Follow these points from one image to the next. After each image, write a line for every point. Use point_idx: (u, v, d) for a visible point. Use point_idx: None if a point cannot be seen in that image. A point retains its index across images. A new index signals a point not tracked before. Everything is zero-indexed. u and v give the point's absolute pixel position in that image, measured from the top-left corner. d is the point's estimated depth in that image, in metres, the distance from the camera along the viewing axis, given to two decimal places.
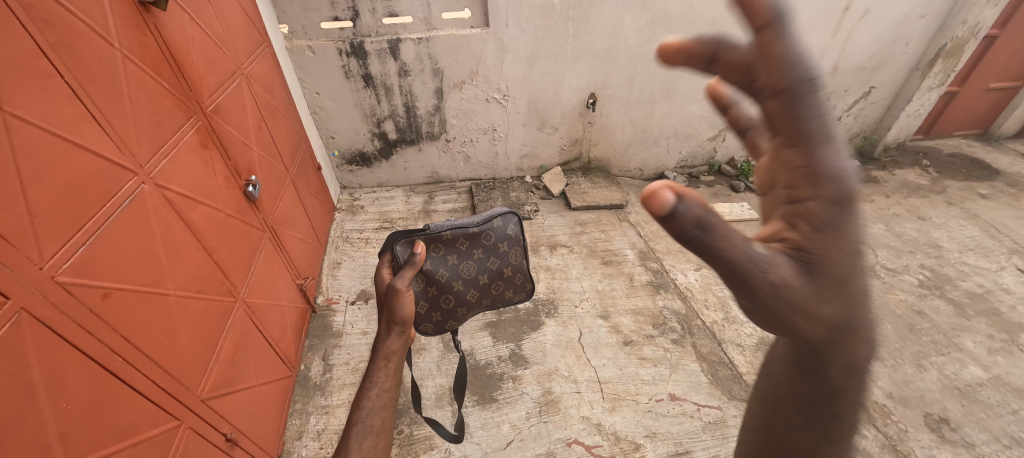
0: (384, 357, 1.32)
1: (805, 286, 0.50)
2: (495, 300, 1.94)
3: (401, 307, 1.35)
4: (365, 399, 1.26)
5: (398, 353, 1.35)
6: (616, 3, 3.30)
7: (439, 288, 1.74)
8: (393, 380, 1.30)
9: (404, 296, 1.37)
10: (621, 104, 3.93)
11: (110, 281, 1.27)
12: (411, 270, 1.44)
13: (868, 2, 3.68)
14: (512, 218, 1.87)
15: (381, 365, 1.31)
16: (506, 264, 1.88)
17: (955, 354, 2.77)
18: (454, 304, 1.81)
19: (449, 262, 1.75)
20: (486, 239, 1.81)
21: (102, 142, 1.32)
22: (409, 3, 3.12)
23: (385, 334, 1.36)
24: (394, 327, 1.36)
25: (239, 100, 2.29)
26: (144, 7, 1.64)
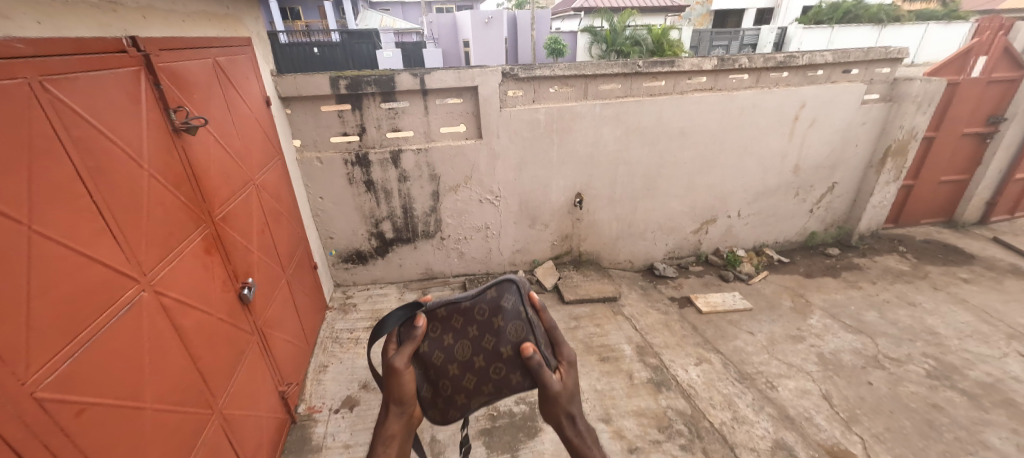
0: (384, 441, 1.43)
1: (566, 393, 1.46)
2: (505, 390, 1.58)
3: (402, 388, 1.49)
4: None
5: (398, 436, 1.47)
6: (594, 117, 3.78)
7: (435, 370, 1.63)
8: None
9: (403, 376, 1.49)
10: (607, 202, 4.23)
11: (88, 395, 1.23)
12: (410, 346, 1.54)
13: (813, 113, 4.26)
14: (510, 287, 1.63)
15: (381, 450, 1.41)
16: (505, 345, 1.55)
17: (985, 453, 2.57)
18: (453, 391, 1.61)
19: (444, 343, 1.63)
20: (480, 314, 1.63)
21: (113, 253, 1.40)
22: (412, 120, 3.56)
23: (385, 417, 1.49)
24: (393, 408, 1.50)
25: (247, 208, 2.46)
26: (176, 133, 1.87)
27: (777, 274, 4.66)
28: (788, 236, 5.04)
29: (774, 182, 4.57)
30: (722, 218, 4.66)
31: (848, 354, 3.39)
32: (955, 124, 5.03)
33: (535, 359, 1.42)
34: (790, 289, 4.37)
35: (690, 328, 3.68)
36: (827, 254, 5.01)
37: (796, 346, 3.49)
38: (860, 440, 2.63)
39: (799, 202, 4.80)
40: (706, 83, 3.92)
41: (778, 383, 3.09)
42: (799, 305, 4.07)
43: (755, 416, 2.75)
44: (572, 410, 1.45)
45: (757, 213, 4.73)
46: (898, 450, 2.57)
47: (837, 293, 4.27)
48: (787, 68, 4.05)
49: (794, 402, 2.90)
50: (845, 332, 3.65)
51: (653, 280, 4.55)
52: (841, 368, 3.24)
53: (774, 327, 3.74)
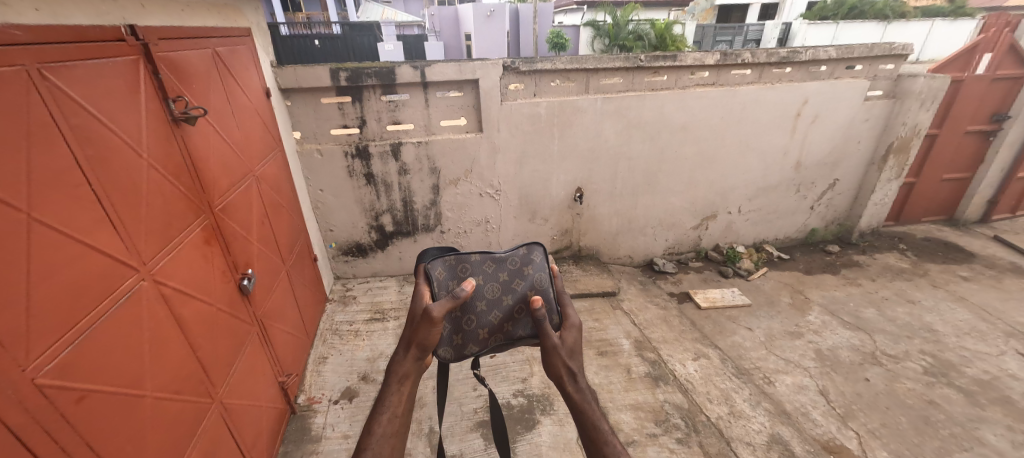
0: (399, 380, 1.40)
1: (565, 348, 1.50)
2: (524, 330, 1.71)
3: (429, 335, 1.44)
4: (376, 423, 1.29)
5: (411, 377, 1.42)
6: (595, 112, 3.76)
7: (462, 306, 1.68)
8: (405, 406, 1.34)
9: (436, 326, 1.44)
10: (607, 197, 4.22)
11: (88, 382, 1.24)
12: (450, 302, 1.46)
13: (816, 109, 4.23)
14: (540, 247, 1.85)
15: (395, 388, 1.37)
16: (531, 289, 1.73)
17: (979, 449, 2.58)
18: (476, 327, 1.69)
19: (475, 282, 1.72)
20: (511, 261, 1.78)
21: (112, 243, 1.40)
22: (412, 113, 3.54)
23: (400, 355, 1.45)
24: (414, 350, 1.45)
25: (247, 199, 2.46)
26: (176, 123, 1.87)
27: (777, 270, 4.67)
28: (789, 233, 5.04)
29: (775, 179, 4.56)
30: (723, 214, 4.66)
31: (846, 351, 3.40)
32: (959, 121, 5.00)
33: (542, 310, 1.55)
34: (789, 286, 4.38)
35: (689, 324, 3.70)
36: (827, 251, 5.01)
37: (794, 342, 3.50)
38: (855, 436, 2.65)
39: (801, 198, 4.80)
40: (709, 77, 3.89)
41: (775, 378, 3.10)
42: (798, 302, 4.08)
43: (752, 411, 2.77)
44: (571, 365, 1.45)
45: (757, 209, 4.72)
46: (893, 446, 2.59)
47: (836, 290, 4.27)
48: (790, 64, 4.01)
49: (791, 398, 2.92)
50: (843, 329, 3.66)
51: (653, 276, 4.55)
52: (839, 364, 3.25)
53: (772, 323, 3.75)
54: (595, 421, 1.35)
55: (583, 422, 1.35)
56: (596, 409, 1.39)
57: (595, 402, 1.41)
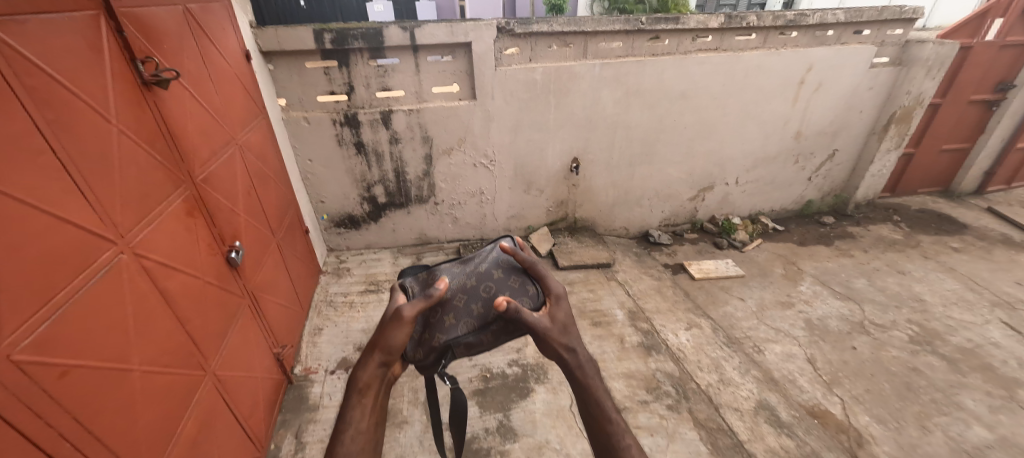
0: (360, 392, 1.39)
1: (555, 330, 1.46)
2: (495, 310, 1.63)
3: (393, 338, 1.46)
4: (338, 443, 1.29)
5: (373, 386, 1.42)
6: (593, 78, 3.61)
7: (426, 301, 1.69)
8: (369, 420, 1.36)
9: (403, 326, 1.47)
10: (604, 168, 4.14)
11: (71, 357, 1.21)
12: (422, 302, 1.51)
13: (820, 76, 4.09)
14: (499, 231, 1.96)
15: (357, 402, 1.37)
16: (494, 267, 1.75)
17: (957, 414, 2.68)
18: (442, 315, 1.64)
19: (437, 277, 1.77)
20: (473, 250, 1.85)
21: (84, 214, 1.34)
22: (402, 79, 3.38)
23: (364, 364, 1.45)
24: (377, 356, 1.46)
25: (231, 169, 2.37)
26: (146, 86, 1.75)
27: (771, 242, 4.68)
28: (785, 204, 5.02)
29: (775, 149, 4.48)
30: (720, 185, 4.61)
31: (835, 320, 3.46)
32: (963, 91, 4.89)
33: (511, 306, 1.39)
34: (783, 257, 4.40)
35: (682, 294, 3.73)
36: (821, 223, 5.02)
37: (784, 312, 3.55)
38: (839, 401, 2.73)
39: (799, 169, 4.74)
40: (712, 42, 3.72)
41: (765, 347, 3.17)
42: (790, 273, 4.11)
43: (741, 379, 2.84)
44: (570, 345, 1.46)
45: (755, 180, 4.67)
46: (875, 411, 2.68)
47: (828, 261, 4.30)
48: (796, 28, 3.84)
49: (780, 365, 3.00)
50: (834, 299, 3.71)
51: (647, 247, 4.56)
52: (827, 333, 3.32)
53: (764, 294, 3.80)
54: (599, 398, 1.42)
55: (587, 398, 1.42)
56: (601, 384, 1.44)
57: (597, 374, 1.45)
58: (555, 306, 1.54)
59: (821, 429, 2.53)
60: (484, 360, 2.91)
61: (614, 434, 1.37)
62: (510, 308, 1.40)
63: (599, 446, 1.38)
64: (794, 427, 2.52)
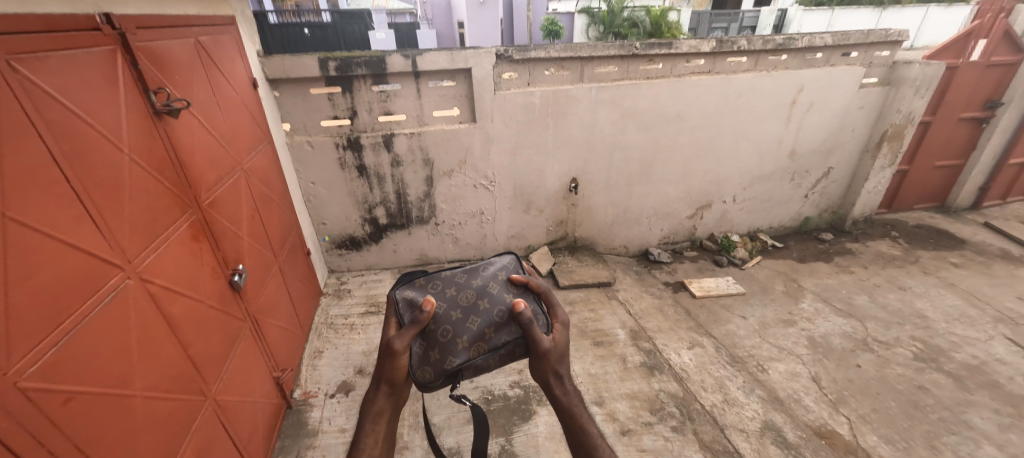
0: (372, 419, 1.45)
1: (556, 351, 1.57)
2: (507, 335, 1.64)
3: (395, 370, 1.50)
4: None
5: (385, 414, 1.47)
6: (590, 101, 3.71)
7: (435, 319, 1.65)
8: (381, 446, 1.40)
9: (400, 358, 1.50)
10: (602, 187, 4.20)
11: (74, 383, 1.22)
12: (414, 328, 1.53)
13: (811, 96, 4.21)
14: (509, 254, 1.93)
15: (369, 429, 1.43)
16: (506, 291, 1.73)
17: (967, 432, 2.64)
18: (453, 337, 1.62)
19: (446, 294, 1.72)
20: (484, 270, 1.80)
21: (94, 240, 1.37)
22: (404, 103, 3.48)
23: (373, 395, 1.50)
24: (384, 387, 1.51)
25: (235, 193, 2.41)
26: (158, 115, 1.81)
27: (771, 259, 4.69)
28: (783, 221, 5.06)
29: (770, 167, 4.55)
30: (717, 203, 4.66)
31: (838, 337, 3.44)
32: (952, 108, 5.01)
33: (526, 315, 1.50)
34: (783, 274, 4.41)
35: (684, 312, 3.73)
36: (820, 239, 5.05)
37: (787, 330, 3.54)
38: (846, 421, 2.69)
39: (795, 187, 4.80)
40: (704, 65, 3.85)
41: (769, 365, 3.14)
42: (791, 290, 4.11)
43: (745, 399, 2.80)
44: (559, 368, 1.55)
45: (752, 198, 4.73)
46: (883, 430, 2.64)
47: (829, 277, 4.30)
48: (786, 51, 3.97)
49: (784, 384, 2.97)
50: (836, 316, 3.70)
51: (647, 266, 4.57)
52: (831, 351, 3.29)
53: (766, 311, 3.78)
54: (584, 424, 1.46)
55: (573, 424, 1.47)
56: (585, 413, 1.50)
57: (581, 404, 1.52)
58: (557, 333, 1.62)
59: (829, 450, 2.48)
60: (485, 381, 2.88)
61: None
62: (524, 313, 1.51)
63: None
64: (801, 448, 2.47)
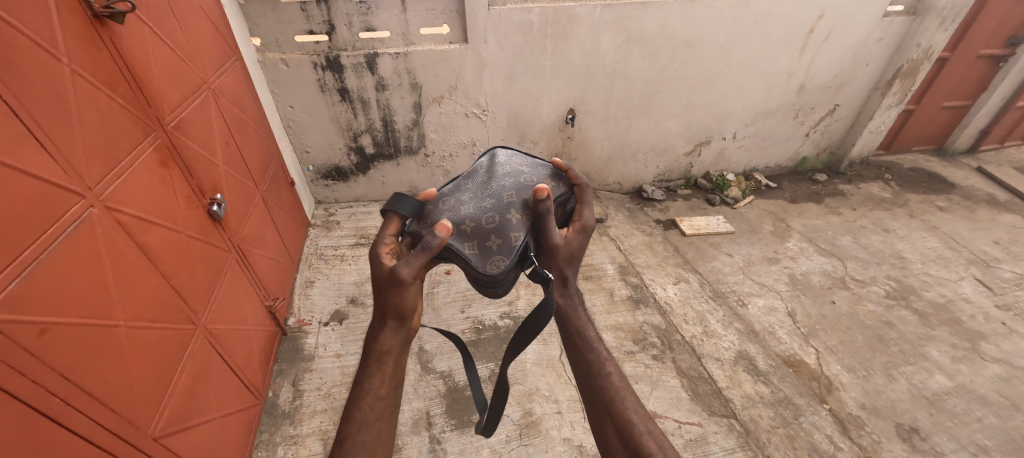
0: (378, 359, 1.27)
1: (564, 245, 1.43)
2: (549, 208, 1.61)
3: (402, 300, 1.28)
4: (357, 409, 1.20)
5: (394, 351, 1.30)
6: (593, 22, 3.36)
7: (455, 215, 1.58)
8: (390, 385, 1.25)
9: (407, 288, 1.27)
10: (600, 120, 3.99)
11: (50, 315, 1.18)
12: (421, 257, 1.26)
13: (831, 25, 3.87)
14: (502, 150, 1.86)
15: (375, 370, 1.26)
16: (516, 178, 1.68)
17: (922, 363, 2.87)
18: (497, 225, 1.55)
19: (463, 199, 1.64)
20: (481, 171, 1.77)
21: (45, 165, 1.24)
22: (387, 17, 3.09)
23: (379, 333, 1.31)
24: (392, 321, 1.32)
25: (205, 115, 2.20)
26: (99, 19, 1.55)
27: (762, 199, 4.69)
28: (780, 161, 4.98)
29: (775, 103, 4.34)
30: (717, 140, 4.51)
31: (818, 275, 3.58)
32: (974, 44, 4.70)
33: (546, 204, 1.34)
34: (773, 214, 4.44)
35: (672, 250, 3.78)
36: (814, 180, 5.02)
37: (770, 267, 3.65)
38: (815, 352, 2.90)
39: (798, 124, 4.63)
40: None
41: (749, 300, 3.29)
42: (779, 230, 4.17)
43: (723, 331, 2.96)
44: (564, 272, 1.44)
45: (752, 135, 4.57)
46: (847, 360, 2.86)
47: (817, 218, 4.35)
48: None
49: (761, 318, 3.13)
50: (819, 255, 3.81)
51: (640, 203, 4.54)
52: (809, 288, 3.44)
53: (752, 250, 3.86)
54: (582, 327, 1.37)
55: (571, 328, 1.38)
56: (583, 316, 1.40)
57: (582, 307, 1.42)
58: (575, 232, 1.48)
59: (795, 377, 2.70)
60: (477, 312, 2.97)
61: (593, 362, 1.31)
62: (544, 203, 1.35)
63: (582, 376, 1.32)
64: (769, 375, 2.67)
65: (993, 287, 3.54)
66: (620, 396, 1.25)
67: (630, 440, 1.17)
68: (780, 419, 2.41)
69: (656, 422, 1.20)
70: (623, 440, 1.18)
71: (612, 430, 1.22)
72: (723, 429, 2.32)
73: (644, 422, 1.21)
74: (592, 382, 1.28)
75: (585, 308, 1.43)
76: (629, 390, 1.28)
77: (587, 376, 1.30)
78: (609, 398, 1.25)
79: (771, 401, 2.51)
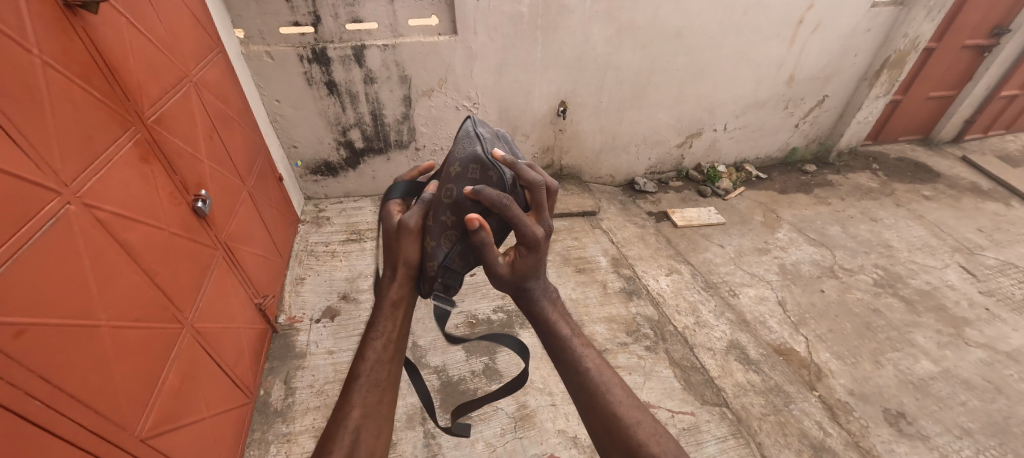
0: (388, 306, 1.30)
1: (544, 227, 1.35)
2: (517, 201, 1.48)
3: (410, 248, 1.37)
4: (367, 349, 1.22)
5: (404, 299, 1.33)
6: (584, 13, 3.32)
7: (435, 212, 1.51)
8: (399, 330, 1.27)
9: (413, 237, 1.37)
10: (592, 112, 3.97)
11: (29, 315, 1.14)
12: (421, 208, 1.42)
13: (821, 15, 3.87)
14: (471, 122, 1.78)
15: (386, 314, 1.28)
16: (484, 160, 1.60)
17: (908, 349, 2.93)
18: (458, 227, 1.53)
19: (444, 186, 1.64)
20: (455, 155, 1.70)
21: (19, 161, 1.19)
22: (374, 8, 3.02)
23: (387, 282, 1.36)
24: (401, 272, 1.37)
25: (187, 108, 2.14)
26: (71, 9, 1.49)
27: (753, 190, 4.72)
28: (770, 152, 5.01)
29: (765, 94, 4.36)
30: (708, 132, 4.52)
31: (807, 265, 3.62)
32: (960, 34, 4.75)
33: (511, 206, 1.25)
34: (763, 205, 4.47)
35: (665, 241, 3.80)
36: (803, 171, 5.07)
37: (761, 258, 3.68)
38: (804, 340, 2.94)
39: (788, 115, 4.66)
40: None
41: (740, 290, 3.32)
42: (769, 220, 4.20)
43: (715, 321, 2.99)
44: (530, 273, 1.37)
45: (743, 127, 4.59)
46: (835, 348, 2.90)
47: (807, 209, 4.39)
48: None
49: (752, 308, 3.16)
50: (808, 245, 3.85)
51: (632, 195, 4.55)
52: (798, 277, 3.48)
53: (743, 240, 3.89)
54: (555, 325, 1.34)
55: (544, 328, 1.35)
56: (555, 314, 1.37)
57: (552, 302, 1.40)
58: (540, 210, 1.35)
59: (785, 365, 2.74)
60: (470, 306, 2.95)
61: (572, 357, 1.28)
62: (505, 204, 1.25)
63: (563, 374, 1.30)
64: (760, 363, 2.71)
65: (977, 274, 3.62)
66: (604, 387, 1.23)
67: (622, 434, 1.15)
68: (771, 407, 2.44)
69: (643, 411, 1.19)
70: (611, 433, 1.17)
71: (600, 425, 1.20)
72: (715, 417, 2.34)
73: (632, 412, 1.19)
74: (577, 382, 1.25)
75: (561, 306, 1.41)
76: (614, 380, 1.26)
77: (571, 374, 1.27)
78: (594, 394, 1.22)
79: (762, 390, 2.54)
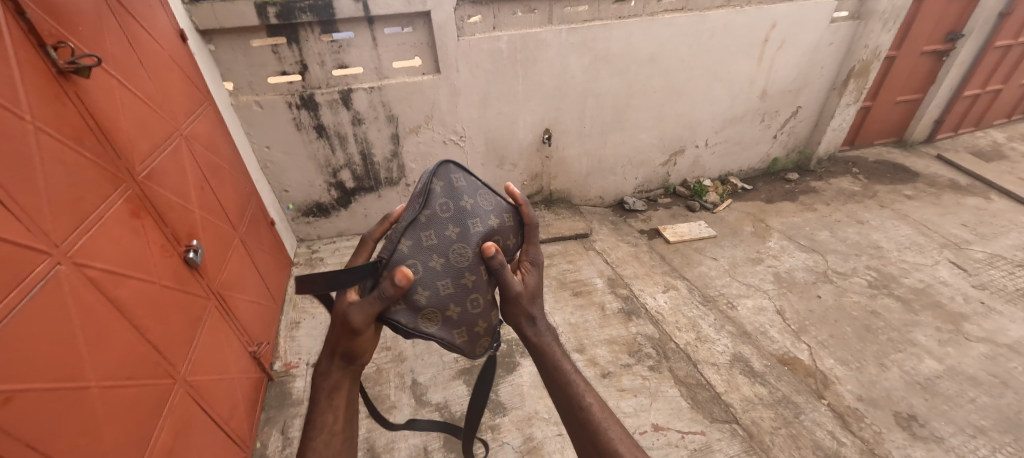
0: (327, 396, 1.28)
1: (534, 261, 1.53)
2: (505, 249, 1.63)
3: (355, 343, 1.31)
4: (307, 449, 1.20)
5: (343, 386, 1.32)
6: (560, 45, 3.49)
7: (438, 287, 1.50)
8: (343, 422, 1.27)
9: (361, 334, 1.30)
10: (575, 138, 4.09)
11: (19, 381, 1.11)
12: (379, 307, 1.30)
13: (784, 33, 4.09)
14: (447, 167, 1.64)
15: (324, 408, 1.27)
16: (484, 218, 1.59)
17: (911, 349, 2.91)
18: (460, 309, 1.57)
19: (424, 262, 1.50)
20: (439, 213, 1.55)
21: (11, 225, 1.20)
22: (360, 54, 3.16)
23: (324, 369, 1.31)
24: (339, 360, 1.32)
25: (177, 161, 2.18)
26: (63, 75, 1.54)
27: (740, 201, 4.82)
28: (752, 164, 5.15)
29: (741, 109, 4.53)
30: (690, 149, 4.65)
31: (801, 271, 3.65)
32: (916, 42, 5.03)
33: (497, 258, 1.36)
34: (751, 216, 4.55)
35: (659, 258, 3.83)
36: (787, 180, 5.20)
37: (755, 267, 3.71)
38: (807, 347, 2.93)
39: (764, 128, 4.83)
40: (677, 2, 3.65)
41: (737, 302, 3.32)
42: (759, 230, 4.26)
43: (716, 335, 2.96)
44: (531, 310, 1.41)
45: (724, 141, 4.74)
46: (839, 353, 2.88)
47: (794, 216, 4.47)
48: None
49: (752, 319, 3.15)
50: (800, 252, 3.89)
51: (623, 215, 4.62)
52: (794, 284, 3.49)
53: (736, 252, 3.93)
54: (557, 361, 1.35)
55: (548, 364, 1.35)
56: (557, 350, 1.38)
57: (554, 339, 1.40)
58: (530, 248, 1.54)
59: (791, 375, 2.71)
60: None
61: (573, 393, 1.28)
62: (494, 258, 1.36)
63: (563, 409, 1.30)
64: (766, 375, 2.67)
65: (968, 268, 3.66)
66: (603, 425, 1.23)
67: None
68: (781, 420, 2.39)
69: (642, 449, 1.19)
70: None
71: None
72: (726, 435, 2.28)
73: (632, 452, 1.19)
74: (577, 417, 1.26)
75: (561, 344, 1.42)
76: (614, 419, 1.26)
77: (572, 411, 1.27)
78: (596, 431, 1.23)
79: (770, 402, 2.49)
